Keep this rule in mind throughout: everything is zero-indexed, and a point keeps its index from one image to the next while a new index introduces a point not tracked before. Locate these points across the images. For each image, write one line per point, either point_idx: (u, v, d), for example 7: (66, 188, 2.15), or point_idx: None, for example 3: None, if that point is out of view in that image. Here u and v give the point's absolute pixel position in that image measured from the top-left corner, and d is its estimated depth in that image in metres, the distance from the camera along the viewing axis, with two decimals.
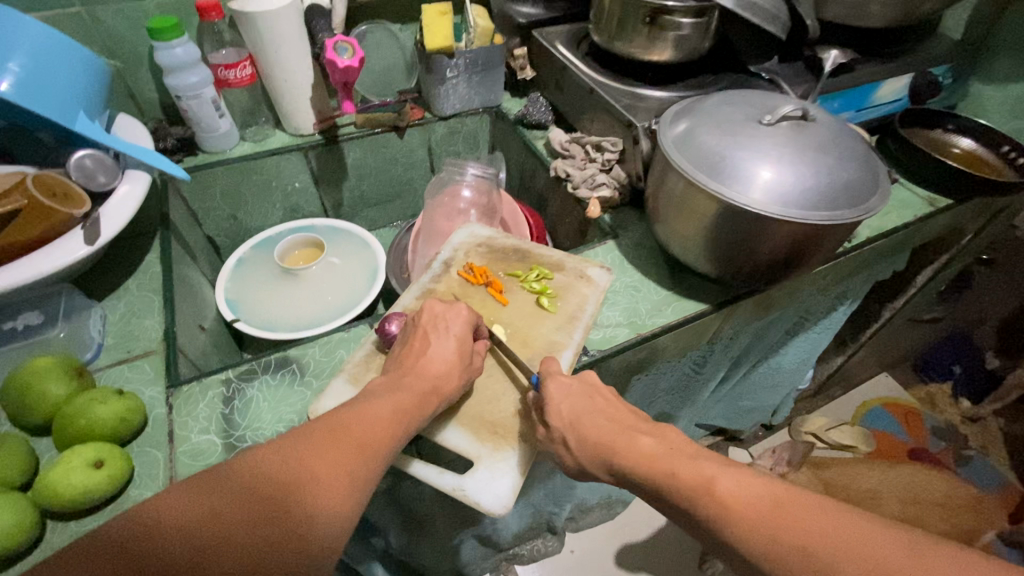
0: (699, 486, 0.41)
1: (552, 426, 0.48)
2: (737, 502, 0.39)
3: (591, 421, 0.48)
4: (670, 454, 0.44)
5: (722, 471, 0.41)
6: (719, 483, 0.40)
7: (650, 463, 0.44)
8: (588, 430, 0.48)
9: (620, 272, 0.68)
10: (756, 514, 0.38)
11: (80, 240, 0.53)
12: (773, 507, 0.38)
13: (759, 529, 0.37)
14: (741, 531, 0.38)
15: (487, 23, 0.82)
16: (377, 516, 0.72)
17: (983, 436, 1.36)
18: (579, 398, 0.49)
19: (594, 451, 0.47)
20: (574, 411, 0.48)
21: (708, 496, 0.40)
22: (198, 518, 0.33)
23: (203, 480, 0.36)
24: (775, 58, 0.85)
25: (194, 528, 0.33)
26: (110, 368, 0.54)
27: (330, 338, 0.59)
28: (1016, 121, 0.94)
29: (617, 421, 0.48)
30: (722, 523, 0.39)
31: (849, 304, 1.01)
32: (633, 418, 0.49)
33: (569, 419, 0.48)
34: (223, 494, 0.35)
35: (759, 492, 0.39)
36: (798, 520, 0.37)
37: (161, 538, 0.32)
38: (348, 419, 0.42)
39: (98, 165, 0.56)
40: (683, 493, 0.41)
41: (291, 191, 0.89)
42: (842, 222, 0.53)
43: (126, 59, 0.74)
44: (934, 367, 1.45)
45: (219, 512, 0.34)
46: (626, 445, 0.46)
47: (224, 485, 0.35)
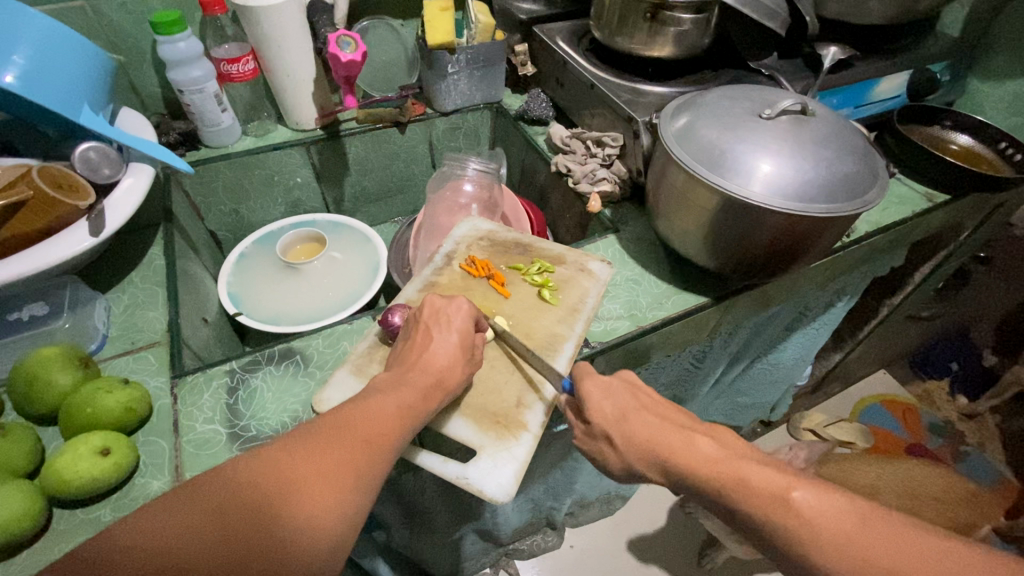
0: (777, 497, 0.41)
1: (594, 423, 0.49)
2: (823, 520, 0.39)
3: (638, 419, 0.49)
4: (734, 458, 0.44)
5: (801, 482, 0.41)
6: (799, 495, 0.40)
7: (713, 466, 0.44)
8: (636, 428, 0.48)
9: (621, 265, 0.69)
10: (842, 532, 0.38)
11: (85, 232, 0.54)
12: (857, 525, 0.38)
13: (845, 547, 0.38)
14: (825, 547, 0.38)
15: (488, 19, 0.82)
16: (379, 509, 0.73)
17: (981, 432, 1.38)
18: (621, 397, 0.50)
19: (642, 448, 0.47)
20: (618, 408, 0.49)
21: (789, 510, 0.40)
22: (207, 517, 0.34)
23: (212, 478, 0.36)
24: (774, 54, 0.85)
25: (205, 526, 0.33)
26: (115, 359, 0.54)
27: (333, 330, 0.60)
28: (1013, 118, 0.95)
29: (667, 419, 0.49)
30: (803, 537, 0.39)
31: (848, 300, 1.01)
32: (678, 415, 0.50)
33: (613, 415, 0.49)
34: (232, 492, 0.35)
35: (841, 508, 0.39)
36: (881, 539, 0.38)
37: (172, 536, 0.32)
38: (353, 415, 0.42)
39: (102, 158, 0.57)
40: (760, 503, 0.41)
41: (293, 186, 0.90)
42: (841, 216, 0.54)
43: (129, 54, 0.74)
44: (931, 365, 1.48)
45: (230, 508, 0.34)
46: (682, 444, 0.46)
47: (234, 483, 0.36)
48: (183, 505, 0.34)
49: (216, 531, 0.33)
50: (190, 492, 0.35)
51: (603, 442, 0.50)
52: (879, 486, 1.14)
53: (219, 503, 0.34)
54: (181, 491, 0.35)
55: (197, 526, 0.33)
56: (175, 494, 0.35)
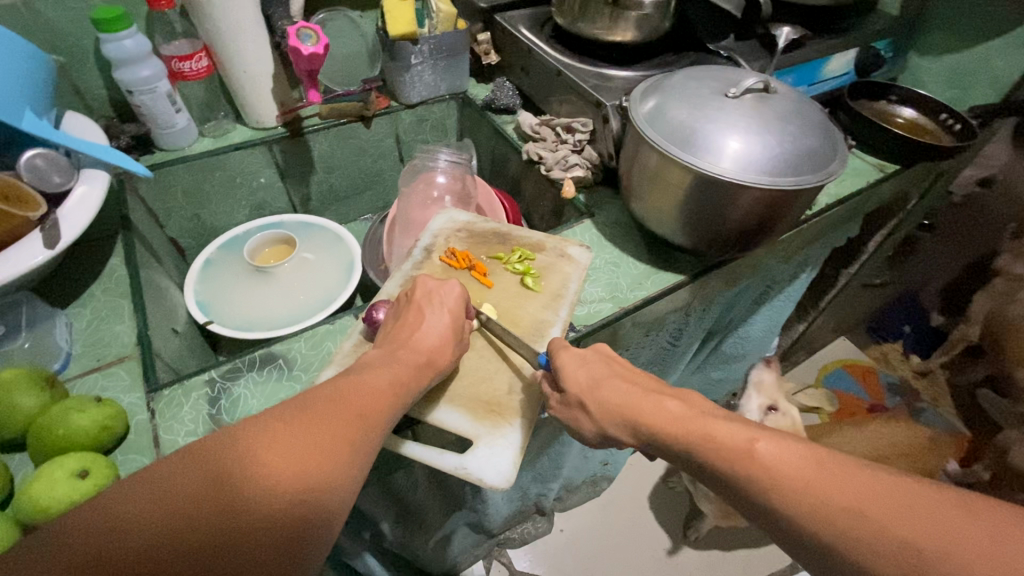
0: (740, 448, 0.42)
1: (569, 391, 0.50)
2: (783, 465, 0.39)
3: (611, 386, 0.50)
4: (699, 416, 0.46)
5: (763, 433, 0.42)
6: (760, 445, 0.41)
7: (679, 424, 0.46)
8: (607, 395, 0.50)
9: (599, 249, 0.70)
10: (802, 475, 0.38)
11: (39, 244, 0.50)
12: (816, 468, 0.39)
13: (804, 490, 0.38)
14: (785, 491, 0.38)
15: (449, 7, 0.81)
16: (372, 509, 0.72)
17: (933, 389, 1.50)
18: (594, 367, 0.51)
19: (615, 414, 0.49)
20: (591, 377, 0.50)
21: (749, 458, 0.41)
22: (204, 484, 0.33)
23: (205, 447, 0.35)
24: (731, 36, 0.87)
25: (201, 494, 0.32)
26: (83, 377, 0.51)
27: (314, 331, 0.58)
28: (952, 90, 1.01)
29: (637, 385, 0.50)
30: (762, 481, 0.40)
31: (809, 272, 1.06)
32: (649, 382, 0.51)
33: (586, 385, 0.50)
34: (229, 459, 0.34)
35: (801, 453, 0.40)
36: (839, 478, 0.37)
37: (170, 503, 0.31)
38: (347, 390, 0.42)
39: (50, 165, 0.54)
40: (723, 455, 0.42)
41: (257, 187, 0.87)
42: (807, 186, 0.56)
43: (69, 54, 0.69)
44: (886, 328, 1.61)
45: (226, 477, 0.34)
46: (652, 407, 0.48)
47: (233, 452, 0.35)
48: (182, 474, 0.33)
49: (217, 501, 0.33)
50: (187, 461, 0.34)
51: (578, 409, 0.51)
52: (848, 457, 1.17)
53: (220, 473, 0.34)
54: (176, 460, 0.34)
55: (199, 495, 0.32)
56: (167, 463, 0.33)
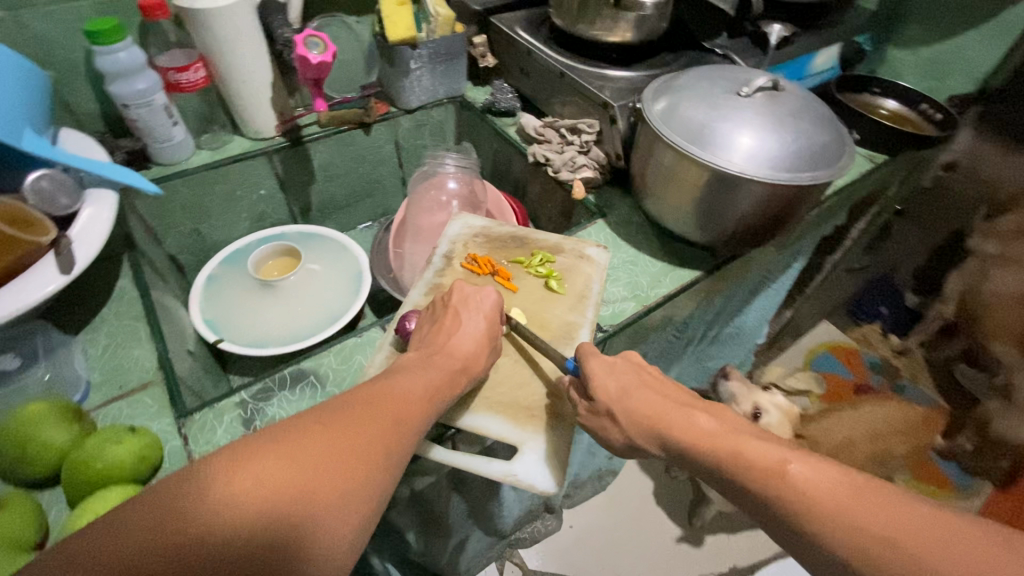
0: (772, 469, 0.41)
1: (598, 400, 0.49)
2: (816, 489, 0.39)
3: (640, 396, 0.50)
4: (729, 433, 0.45)
5: (796, 455, 0.41)
6: (794, 467, 0.40)
7: (709, 440, 0.45)
8: (636, 404, 0.49)
9: (615, 248, 0.71)
10: (837, 501, 0.38)
11: (54, 270, 0.48)
12: (852, 495, 0.38)
13: (838, 517, 0.37)
14: (818, 516, 0.38)
15: (447, 11, 0.81)
16: (399, 521, 0.71)
17: (911, 366, 1.55)
18: (623, 376, 0.51)
19: (645, 425, 0.49)
20: (621, 386, 0.50)
21: (782, 480, 0.40)
22: (243, 484, 0.32)
23: (243, 447, 0.34)
24: (724, 34, 0.89)
25: (239, 494, 0.32)
26: (106, 407, 0.49)
27: (342, 345, 0.57)
28: (928, 80, 1.05)
29: (668, 397, 0.50)
30: (794, 504, 0.39)
31: (801, 260, 1.09)
32: (680, 395, 0.51)
33: (616, 394, 0.49)
34: (265, 459, 0.34)
35: (837, 478, 0.39)
36: (878, 507, 0.37)
37: (210, 503, 0.31)
38: (383, 395, 0.42)
39: (56, 186, 0.51)
40: (754, 474, 0.41)
41: (257, 199, 0.85)
42: (822, 182, 0.58)
43: (60, 68, 0.66)
44: (863, 309, 1.62)
45: (262, 478, 0.33)
46: (681, 420, 0.48)
47: (272, 452, 0.35)
48: (222, 474, 0.33)
49: (256, 502, 0.32)
50: (228, 461, 0.33)
51: (607, 418, 0.50)
52: (853, 437, 1.19)
53: (259, 473, 0.33)
54: (217, 459, 0.33)
55: (238, 495, 0.32)
56: (209, 461, 0.33)
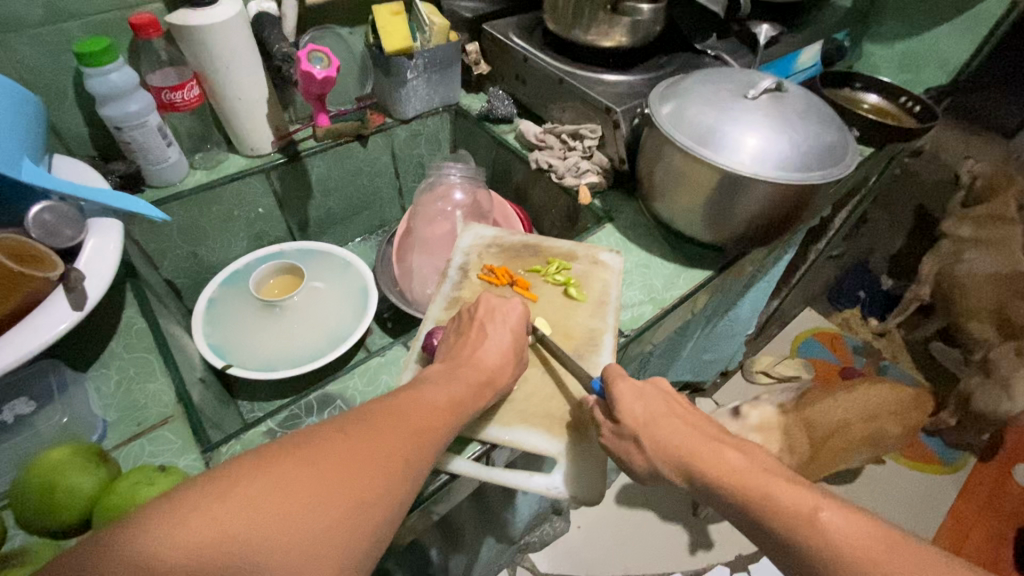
0: (803, 515, 0.40)
1: (624, 424, 0.48)
2: (848, 541, 0.38)
3: (668, 426, 0.48)
4: (759, 472, 0.43)
5: (827, 502, 0.40)
6: (826, 515, 0.39)
7: (738, 477, 0.43)
8: (665, 433, 0.48)
9: (626, 252, 0.71)
10: (868, 555, 0.37)
11: (65, 308, 0.46)
12: (883, 551, 0.37)
13: (870, 572, 0.36)
14: (847, 569, 0.37)
15: (442, 22, 0.80)
16: (424, 537, 0.70)
17: (891, 347, 1.60)
18: (652, 403, 0.50)
19: (671, 455, 0.47)
20: (648, 413, 0.49)
21: (813, 528, 0.39)
22: (268, 490, 0.32)
23: (268, 452, 0.34)
24: (713, 36, 0.91)
25: (263, 500, 0.32)
26: (126, 446, 0.47)
27: (366, 365, 0.56)
28: (903, 74, 1.10)
29: (696, 429, 0.49)
30: (824, 557, 0.38)
31: (792, 251, 1.12)
32: (709, 425, 0.50)
33: (643, 420, 0.49)
34: (290, 465, 0.34)
35: (869, 531, 0.38)
36: (910, 566, 0.36)
37: (236, 505, 0.31)
38: (406, 407, 0.42)
39: (60, 218, 0.49)
40: (783, 518, 0.40)
41: (255, 218, 0.82)
42: (828, 181, 0.60)
43: (47, 92, 0.63)
44: (845, 296, 1.69)
45: (287, 484, 0.33)
46: (712, 455, 0.46)
47: (296, 457, 0.34)
48: (247, 477, 0.32)
49: (279, 505, 0.32)
50: (253, 464, 0.33)
51: (631, 443, 0.49)
52: (850, 418, 1.18)
53: (283, 476, 0.33)
54: (242, 462, 0.33)
55: (262, 499, 0.32)
56: (235, 465, 0.33)
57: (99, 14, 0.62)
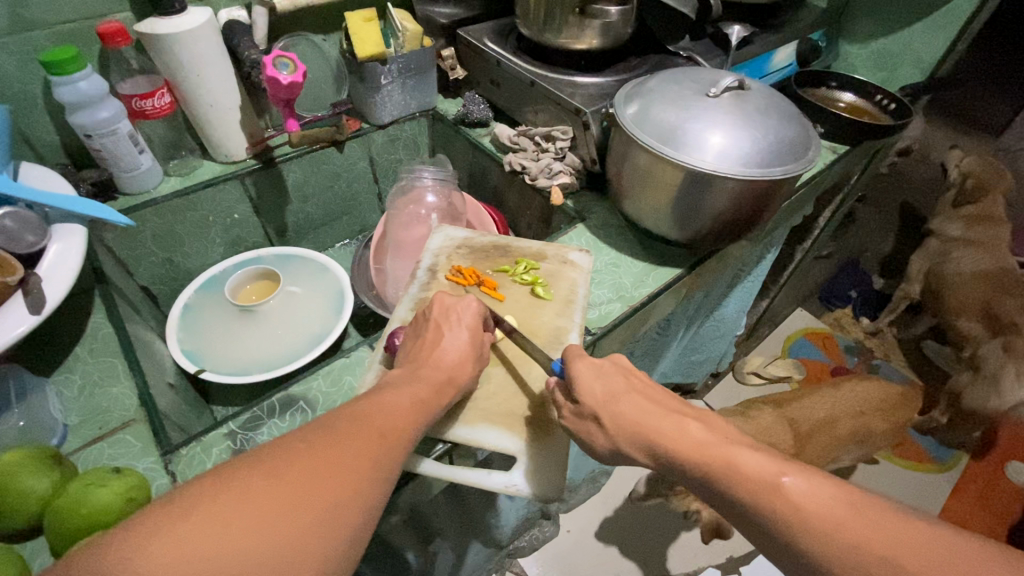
0: (766, 481, 0.40)
1: (584, 403, 0.48)
2: (811, 504, 0.38)
3: (629, 401, 0.48)
4: (724, 443, 0.43)
5: (791, 467, 0.40)
6: (789, 480, 0.39)
7: (702, 450, 0.43)
8: (625, 410, 0.47)
9: (597, 252, 0.72)
10: (832, 517, 0.37)
11: (24, 312, 0.46)
12: (850, 512, 0.37)
13: (833, 530, 0.37)
14: (811, 529, 0.37)
15: (415, 26, 0.81)
16: (398, 541, 0.70)
17: (884, 346, 1.58)
18: (612, 380, 0.49)
19: (631, 431, 0.46)
20: (609, 390, 0.48)
21: (777, 494, 0.39)
22: (227, 507, 0.31)
23: (225, 472, 0.33)
24: (686, 36, 0.91)
25: (223, 517, 0.31)
26: (86, 449, 0.47)
27: (331, 367, 0.56)
28: (880, 73, 1.10)
29: (658, 404, 0.48)
30: (790, 521, 0.38)
31: (774, 250, 1.12)
32: (671, 401, 0.49)
33: (604, 398, 0.48)
34: (249, 482, 0.33)
35: (833, 494, 0.38)
36: (873, 527, 0.36)
37: (197, 525, 0.30)
38: (369, 409, 0.41)
39: (22, 224, 0.50)
40: (748, 486, 0.40)
41: (231, 224, 0.83)
42: (791, 175, 0.60)
43: (17, 101, 0.64)
44: (835, 296, 1.65)
45: (247, 499, 0.32)
46: (675, 430, 0.45)
47: (256, 471, 0.34)
48: (207, 496, 0.31)
49: (243, 519, 0.31)
50: (212, 482, 0.32)
51: (591, 422, 0.48)
52: (835, 414, 1.20)
53: (245, 490, 0.32)
54: (200, 482, 0.32)
55: (225, 514, 0.31)
56: (193, 485, 0.32)
57: (67, 23, 0.63)
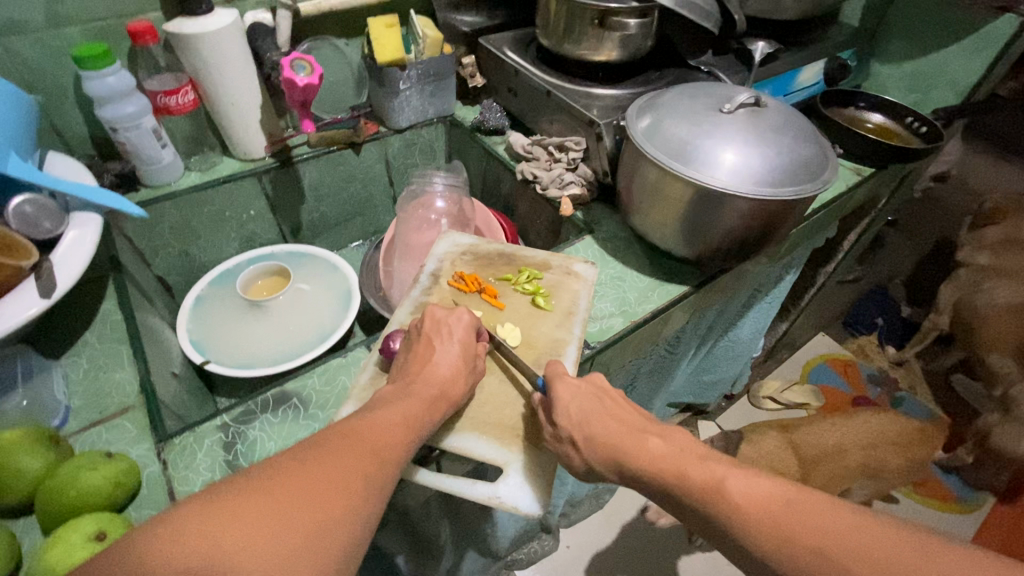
0: (710, 487, 0.40)
1: (560, 426, 0.47)
2: (748, 503, 0.38)
3: (601, 423, 0.48)
4: (678, 454, 0.44)
5: (734, 471, 0.41)
6: (731, 483, 0.40)
7: (659, 463, 0.44)
8: (597, 430, 0.47)
9: (603, 264, 0.71)
10: (770, 515, 0.37)
11: (33, 295, 0.48)
12: (786, 506, 0.38)
13: (772, 528, 0.37)
14: (753, 529, 0.37)
15: (435, 32, 0.81)
16: (388, 545, 0.69)
17: (909, 377, 1.50)
18: (585, 399, 0.49)
19: (601, 450, 0.47)
20: (582, 411, 0.48)
21: (721, 497, 0.39)
22: (218, 524, 0.31)
23: (216, 491, 0.33)
24: (709, 52, 0.91)
25: (211, 535, 0.30)
26: (85, 432, 0.48)
27: (327, 366, 0.57)
28: (912, 94, 1.07)
29: (623, 421, 0.48)
30: (734, 522, 0.38)
31: (794, 272, 1.09)
32: (637, 417, 0.49)
33: (578, 419, 0.48)
34: (239, 500, 0.33)
35: (773, 492, 0.39)
36: (836, 531, 0.35)
37: (186, 548, 0.30)
38: (360, 426, 0.40)
39: (41, 211, 0.52)
40: (693, 492, 0.41)
41: (246, 220, 0.85)
42: (805, 195, 0.58)
43: (50, 93, 0.68)
44: (860, 321, 1.57)
45: (238, 516, 0.32)
46: (634, 445, 0.46)
47: (249, 491, 0.33)
48: (199, 516, 0.31)
49: (232, 540, 0.31)
50: (201, 503, 0.32)
51: (569, 445, 0.48)
52: (844, 443, 1.18)
53: (237, 512, 0.32)
54: (189, 503, 0.32)
55: (216, 536, 0.30)
56: (183, 505, 0.32)
57: (100, 20, 0.66)
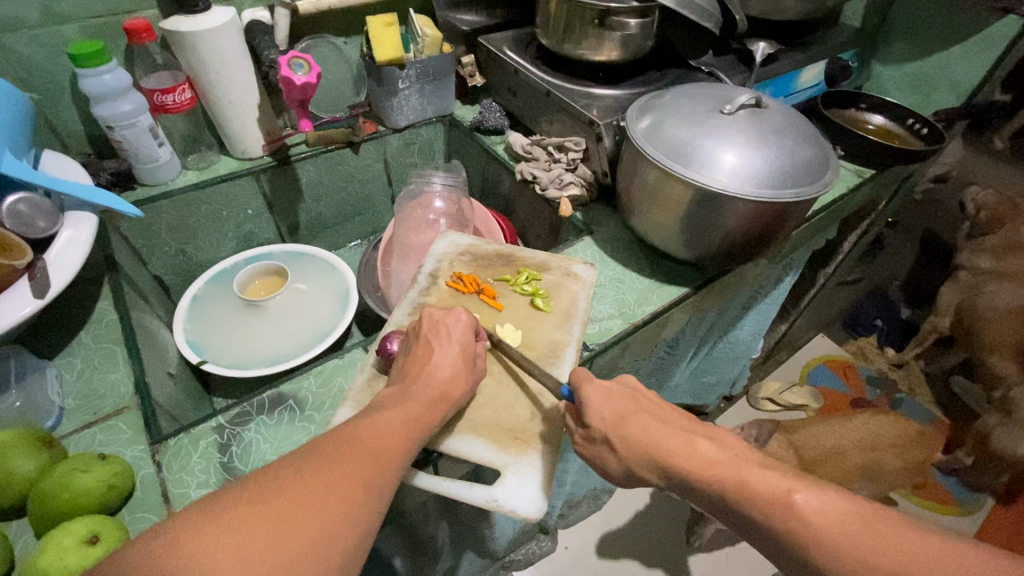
0: (779, 499, 0.40)
1: (595, 428, 0.48)
2: (824, 521, 0.38)
3: (639, 423, 0.47)
4: (736, 461, 0.44)
5: (802, 484, 0.40)
6: (801, 497, 0.40)
7: (714, 470, 0.43)
8: (635, 433, 0.47)
9: (602, 265, 0.71)
10: (844, 533, 0.38)
11: (27, 295, 0.48)
12: (858, 525, 0.38)
13: (850, 548, 0.37)
14: (824, 547, 0.38)
15: (435, 31, 0.81)
16: (385, 545, 0.68)
17: (910, 380, 1.50)
18: (620, 401, 0.49)
19: (643, 451, 0.46)
20: (618, 413, 0.48)
21: (789, 510, 0.39)
22: (213, 534, 0.31)
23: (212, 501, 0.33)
24: (710, 52, 0.90)
25: (207, 547, 0.30)
26: (78, 433, 0.48)
27: (323, 367, 0.57)
28: (914, 96, 1.07)
29: (668, 422, 0.48)
30: (805, 537, 0.38)
31: (794, 273, 1.08)
32: (679, 418, 0.49)
33: (612, 420, 0.48)
34: (234, 510, 0.32)
35: (844, 509, 0.39)
36: (885, 539, 0.37)
37: (180, 557, 0.29)
38: (358, 431, 0.40)
39: (35, 210, 0.52)
40: (759, 502, 0.41)
41: (244, 219, 0.84)
42: (806, 198, 0.58)
43: (46, 91, 0.68)
44: (860, 324, 1.58)
45: (234, 525, 0.31)
46: (684, 448, 0.45)
47: (245, 501, 0.33)
48: (195, 526, 0.31)
49: (228, 551, 0.30)
50: (198, 514, 0.32)
51: (604, 446, 0.48)
52: None
53: (233, 522, 0.31)
54: (186, 513, 0.32)
55: (212, 547, 0.30)
56: (179, 516, 0.32)
57: (96, 18, 0.66)
